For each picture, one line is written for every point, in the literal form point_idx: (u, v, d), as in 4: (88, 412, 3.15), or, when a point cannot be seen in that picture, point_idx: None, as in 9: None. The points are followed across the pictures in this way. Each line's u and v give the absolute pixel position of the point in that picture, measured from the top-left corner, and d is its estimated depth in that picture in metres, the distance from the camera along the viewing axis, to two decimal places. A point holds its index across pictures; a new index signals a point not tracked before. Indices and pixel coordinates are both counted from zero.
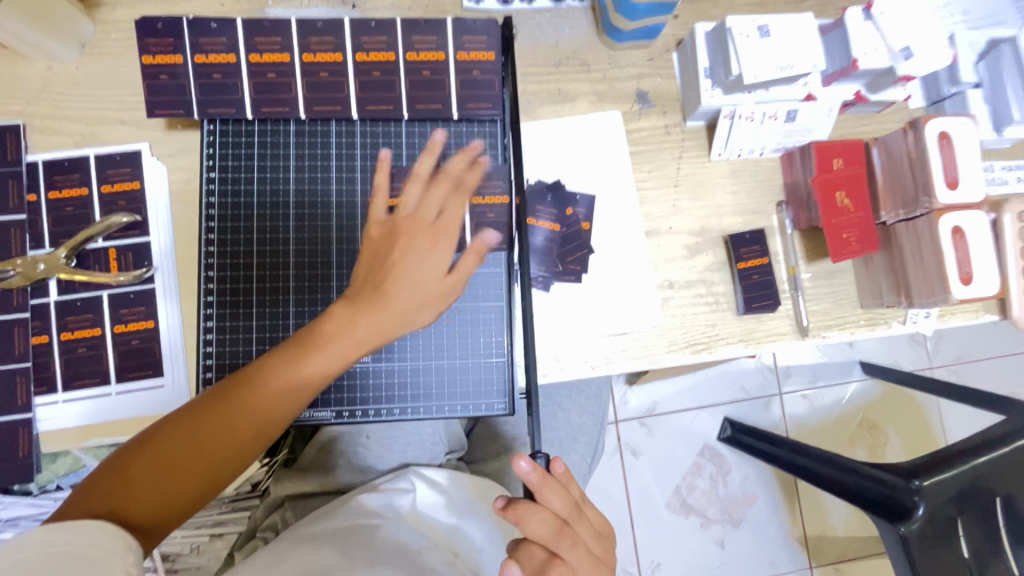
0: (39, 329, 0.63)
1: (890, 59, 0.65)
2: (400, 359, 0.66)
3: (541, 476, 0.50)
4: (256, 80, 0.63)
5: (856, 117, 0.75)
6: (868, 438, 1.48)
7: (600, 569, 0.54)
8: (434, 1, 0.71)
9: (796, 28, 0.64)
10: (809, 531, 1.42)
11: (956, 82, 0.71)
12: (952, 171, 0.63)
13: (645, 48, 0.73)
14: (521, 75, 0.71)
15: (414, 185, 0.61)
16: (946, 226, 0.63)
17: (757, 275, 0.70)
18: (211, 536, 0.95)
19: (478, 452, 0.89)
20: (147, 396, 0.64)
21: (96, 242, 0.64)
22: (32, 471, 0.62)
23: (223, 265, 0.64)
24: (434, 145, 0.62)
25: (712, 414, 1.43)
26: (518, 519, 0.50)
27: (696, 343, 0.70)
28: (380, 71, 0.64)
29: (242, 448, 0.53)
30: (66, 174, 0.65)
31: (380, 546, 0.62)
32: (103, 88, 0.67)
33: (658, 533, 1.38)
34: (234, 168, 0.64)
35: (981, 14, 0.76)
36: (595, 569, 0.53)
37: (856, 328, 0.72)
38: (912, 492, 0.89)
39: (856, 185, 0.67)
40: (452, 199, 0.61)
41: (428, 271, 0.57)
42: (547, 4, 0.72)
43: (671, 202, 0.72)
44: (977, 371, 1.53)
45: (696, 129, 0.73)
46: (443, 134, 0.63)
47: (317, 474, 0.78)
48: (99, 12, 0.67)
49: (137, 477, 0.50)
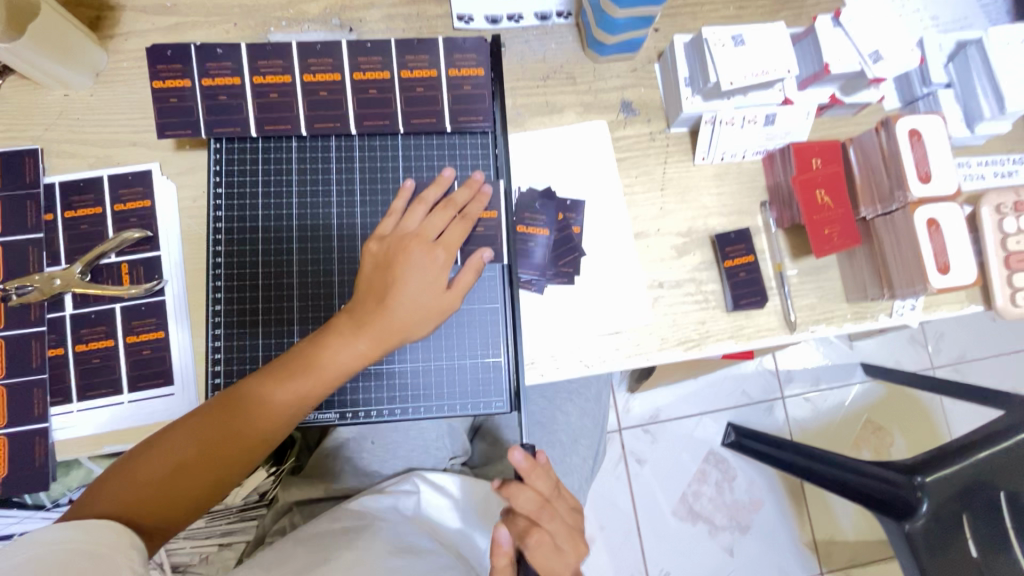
0: (56, 341, 0.66)
1: (860, 63, 0.68)
2: (402, 362, 0.68)
3: (529, 461, 0.54)
4: (260, 100, 0.67)
5: (834, 119, 0.78)
6: (873, 440, 1.48)
7: (578, 539, 0.57)
8: (427, 22, 0.75)
9: (770, 35, 0.67)
10: (818, 535, 1.42)
11: (927, 84, 0.74)
12: (925, 166, 0.66)
13: (628, 61, 0.76)
14: (511, 89, 0.75)
15: (418, 208, 0.65)
16: (920, 219, 0.66)
17: (744, 273, 0.72)
18: (220, 546, 0.96)
19: (482, 458, 0.91)
20: (159, 403, 0.66)
21: (109, 257, 0.67)
22: (47, 479, 0.64)
23: (230, 276, 0.67)
24: (444, 180, 0.67)
25: (715, 420, 1.43)
26: (506, 496, 0.53)
27: (687, 340, 0.72)
28: (376, 88, 0.68)
29: (248, 455, 0.57)
30: (81, 194, 0.68)
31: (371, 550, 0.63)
32: (116, 112, 0.71)
33: (665, 541, 1.37)
34: (239, 184, 0.68)
35: (950, 17, 0.80)
36: (573, 540, 0.57)
37: (844, 322, 0.74)
38: (914, 488, 0.90)
39: (835, 182, 0.70)
40: (456, 226, 0.64)
41: (427, 286, 0.61)
42: (534, 22, 0.76)
43: (658, 205, 0.75)
44: (977, 370, 1.54)
45: (680, 135, 0.76)
46: (453, 171, 0.68)
47: (323, 479, 0.80)
48: (112, 43, 0.71)
49: (147, 479, 0.53)
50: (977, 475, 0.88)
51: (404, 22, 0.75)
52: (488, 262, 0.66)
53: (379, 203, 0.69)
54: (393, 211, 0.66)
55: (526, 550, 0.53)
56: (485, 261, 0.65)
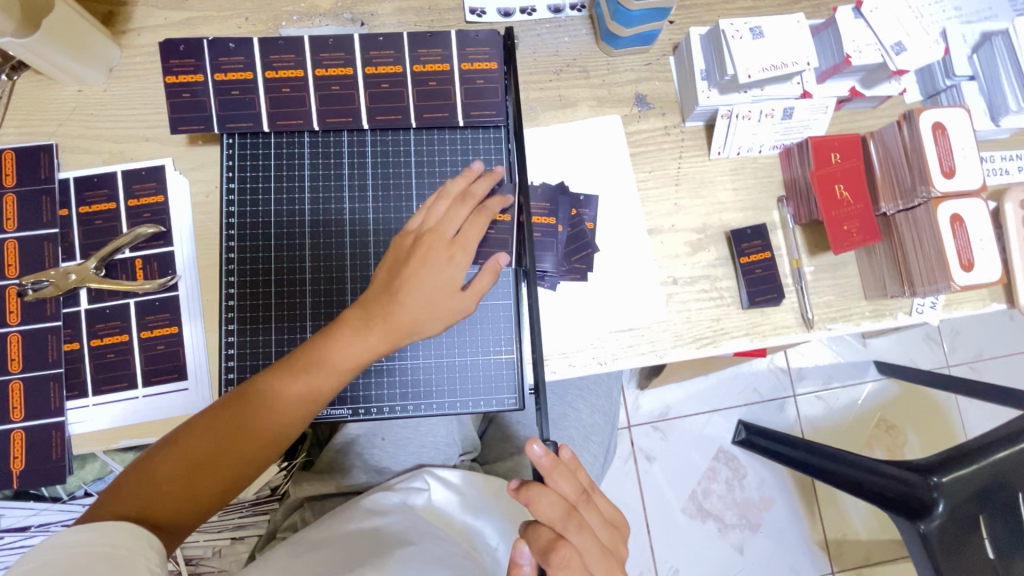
0: (71, 336, 0.66)
1: (882, 55, 0.66)
2: (414, 358, 0.68)
3: (551, 460, 0.52)
4: (272, 95, 0.67)
5: (853, 113, 0.76)
6: (886, 439, 1.46)
7: (609, 558, 0.54)
8: (439, 16, 0.74)
9: (788, 28, 0.66)
10: (829, 534, 1.40)
11: (952, 77, 0.72)
12: (948, 160, 0.65)
13: (643, 54, 0.75)
14: (523, 83, 0.74)
15: (441, 202, 0.63)
16: (945, 215, 0.64)
17: (760, 270, 0.71)
18: (233, 539, 0.98)
19: (492, 453, 0.91)
20: (172, 398, 0.66)
21: (123, 252, 0.68)
22: (64, 473, 0.65)
23: (243, 271, 0.67)
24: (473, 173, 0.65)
25: (725, 417, 1.42)
26: (529, 500, 0.51)
27: (702, 338, 0.71)
28: (388, 82, 0.67)
29: (263, 452, 0.56)
30: (95, 190, 0.68)
31: (381, 550, 0.62)
32: (130, 108, 0.71)
33: (675, 539, 1.37)
34: (252, 179, 0.68)
35: (973, 8, 0.78)
36: (604, 559, 0.53)
37: (862, 320, 0.73)
38: (931, 489, 0.87)
39: (854, 177, 0.68)
40: (475, 219, 0.62)
41: (442, 284, 0.59)
42: (547, 15, 0.75)
43: (673, 201, 0.74)
44: (994, 368, 1.52)
45: (696, 130, 0.75)
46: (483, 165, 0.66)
47: (334, 475, 0.81)
48: (125, 38, 0.71)
49: (164, 478, 0.53)
50: (994, 474, 0.86)
51: (415, 15, 0.74)
52: (505, 266, 0.63)
53: (393, 199, 0.69)
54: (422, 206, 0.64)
55: (548, 567, 0.50)
56: (501, 265, 0.62)
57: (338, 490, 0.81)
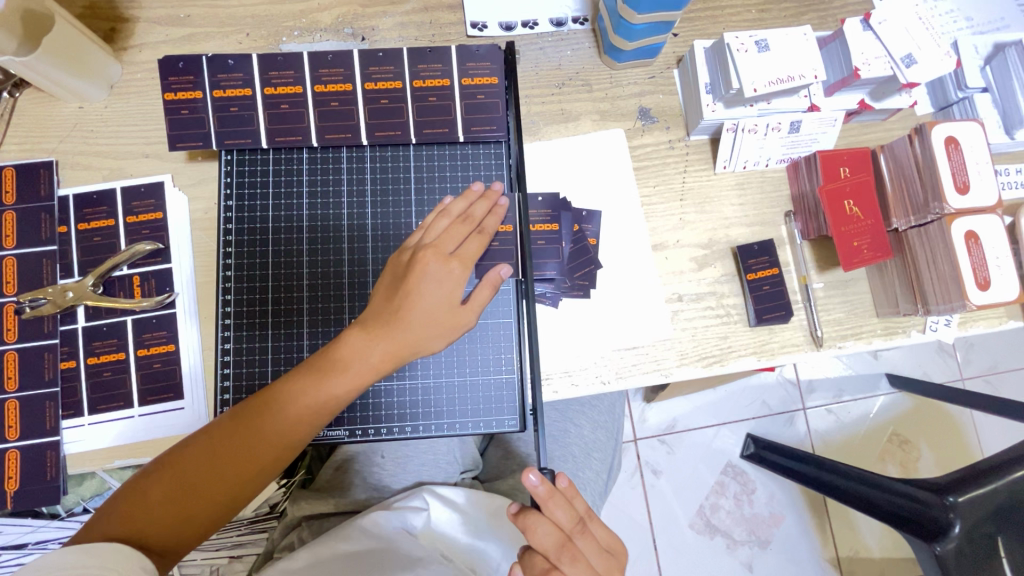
0: (68, 354, 0.66)
1: (891, 67, 0.65)
2: (413, 378, 0.67)
3: (546, 489, 0.50)
4: (271, 111, 0.66)
5: (862, 126, 0.75)
6: (899, 454, 1.43)
7: None
8: (439, 30, 0.74)
9: (794, 41, 0.64)
10: (841, 552, 1.37)
11: (963, 89, 0.71)
12: (961, 176, 0.63)
13: (646, 67, 0.74)
14: (525, 97, 0.73)
15: (441, 219, 0.62)
16: (958, 232, 0.62)
17: (767, 286, 0.70)
18: (230, 558, 0.97)
19: (494, 471, 0.89)
20: (168, 417, 0.65)
21: (121, 269, 0.67)
22: (58, 494, 0.64)
23: (240, 289, 0.66)
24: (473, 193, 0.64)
25: (734, 431, 1.40)
26: (526, 526, 0.51)
27: (708, 356, 0.69)
28: (388, 98, 0.67)
29: (258, 474, 0.54)
30: (94, 207, 0.68)
31: None
32: (130, 124, 0.70)
33: (683, 556, 1.34)
34: (250, 196, 0.67)
35: (985, 19, 0.77)
36: None
37: (873, 338, 0.71)
38: (947, 509, 0.84)
39: (864, 191, 0.67)
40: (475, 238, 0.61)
41: (441, 299, 0.58)
42: (549, 29, 0.74)
43: (678, 216, 0.72)
44: (1010, 382, 1.48)
45: (700, 144, 0.74)
46: (494, 188, 0.64)
47: (333, 493, 0.79)
48: (126, 54, 0.71)
49: (156, 500, 0.51)
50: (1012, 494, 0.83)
51: (416, 29, 0.73)
52: (506, 278, 0.62)
53: (392, 216, 0.68)
54: (421, 224, 0.63)
55: None
56: (503, 278, 0.61)
57: (336, 509, 0.78)
